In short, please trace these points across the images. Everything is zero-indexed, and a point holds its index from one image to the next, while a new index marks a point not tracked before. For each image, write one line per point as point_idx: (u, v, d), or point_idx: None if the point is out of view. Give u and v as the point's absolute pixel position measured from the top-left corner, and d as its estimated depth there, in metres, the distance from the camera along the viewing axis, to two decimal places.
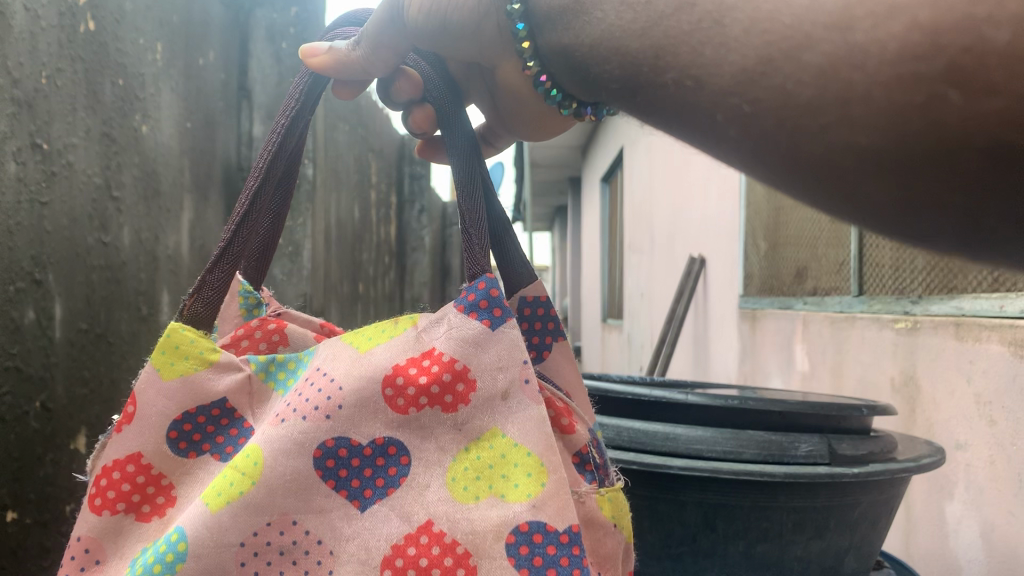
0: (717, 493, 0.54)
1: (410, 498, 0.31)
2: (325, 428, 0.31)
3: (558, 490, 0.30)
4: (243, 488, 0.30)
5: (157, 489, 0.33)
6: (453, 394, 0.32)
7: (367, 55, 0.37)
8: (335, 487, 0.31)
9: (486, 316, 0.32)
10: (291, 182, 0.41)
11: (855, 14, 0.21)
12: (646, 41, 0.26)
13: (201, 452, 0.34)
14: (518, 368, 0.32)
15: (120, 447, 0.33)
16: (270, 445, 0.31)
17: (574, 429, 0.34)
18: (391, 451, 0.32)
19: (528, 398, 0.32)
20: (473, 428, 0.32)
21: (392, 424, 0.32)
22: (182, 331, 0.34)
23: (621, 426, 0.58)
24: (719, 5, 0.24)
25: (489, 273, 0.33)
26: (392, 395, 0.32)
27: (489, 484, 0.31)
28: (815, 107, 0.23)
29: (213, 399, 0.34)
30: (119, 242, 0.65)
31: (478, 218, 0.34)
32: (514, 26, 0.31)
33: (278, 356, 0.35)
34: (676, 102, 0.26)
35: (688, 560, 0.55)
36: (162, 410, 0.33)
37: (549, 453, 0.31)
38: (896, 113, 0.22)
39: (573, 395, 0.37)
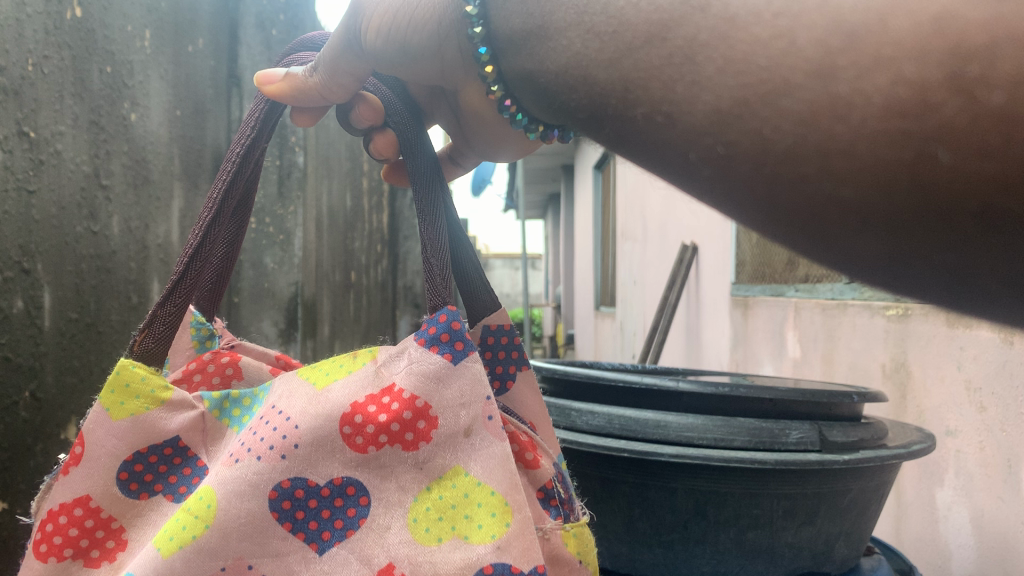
0: (709, 480, 0.53)
1: (370, 541, 0.30)
2: (281, 467, 0.31)
3: (522, 530, 0.30)
4: (196, 532, 0.29)
5: (106, 532, 0.33)
6: (414, 431, 0.31)
7: (324, 80, 0.36)
8: (292, 530, 0.31)
9: (447, 350, 0.32)
10: (246, 211, 0.40)
11: (837, 63, 0.19)
12: (615, 74, 0.24)
13: (153, 493, 0.33)
14: (480, 405, 0.31)
15: (67, 491, 0.32)
16: (223, 487, 0.30)
17: (539, 464, 0.33)
18: (350, 492, 0.31)
19: (491, 435, 0.31)
20: (435, 467, 0.31)
21: (350, 462, 0.31)
22: (132, 368, 0.33)
23: (612, 414, 0.57)
24: (692, 40, 0.22)
25: (450, 306, 0.33)
26: (351, 433, 0.31)
27: (452, 525, 0.30)
28: (795, 156, 0.21)
29: (165, 438, 0.33)
30: (108, 231, 0.62)
31: (439, 247, 0.33)
32: (475, 50, 0.29)
33: (232, 392, 0.35)
34: (650, 141, 0.24)
35: (679, 546, 0.55)
36: (111, 450, 0.33)
37: (513, 492, 0.30)
38: (878, 170, 0.20)
39: (537, 426, 0.37)
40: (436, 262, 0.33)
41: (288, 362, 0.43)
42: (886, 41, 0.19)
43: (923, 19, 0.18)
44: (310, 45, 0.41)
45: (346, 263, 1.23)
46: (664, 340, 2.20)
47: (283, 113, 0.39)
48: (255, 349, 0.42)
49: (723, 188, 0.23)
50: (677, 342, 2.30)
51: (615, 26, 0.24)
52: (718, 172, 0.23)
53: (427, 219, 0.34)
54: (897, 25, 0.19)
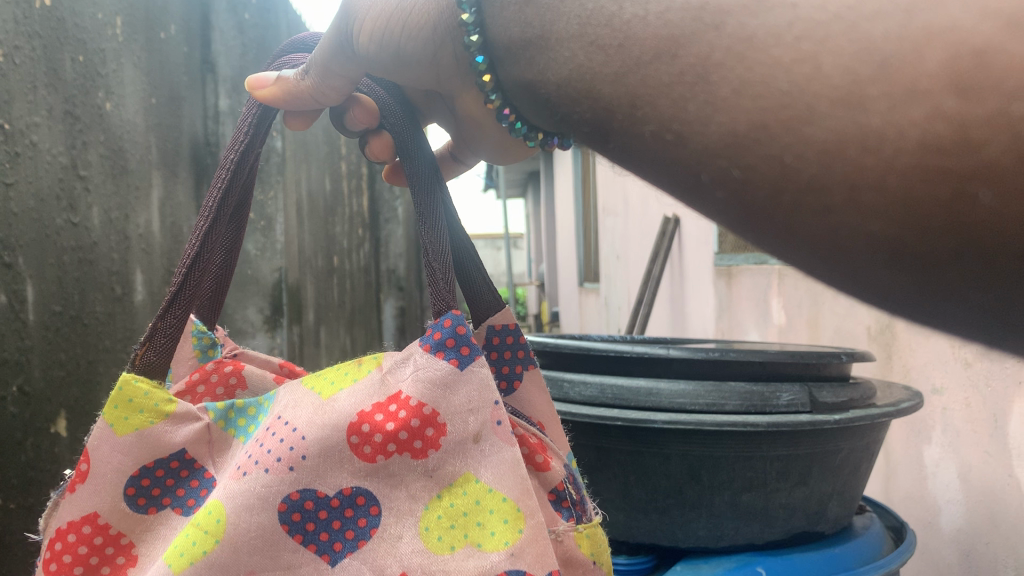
0: (701, 444, 0.53)
1: (383, 550, 0.30)
2: (289, 480, 0.30)
3: (536, 535, 0.30)
4: (206, 547, 0.29)
5: (116, 549, 0.32)
6: (422, 439, 0.31)
7: (316, 84, 0.36)
8: (303, 542, 0.31)
9: (453, 356, 0.31)
10: (243, 214, 0.40)
11: (868, 93, 0.20)
12: (620, 91, 0.25)
13: (161, 507, 0.33)
14: (489, 410, 0.31)
15: (74, 509, 0.32)
16: (233, 501, 0.30)
17: (549, 466, 0.34)
18: (360, 502, 0.31)
19: (500, 439, 0.31)
20: (445, 475, 0.31)
21: (359, 472, 0.31)
22: (135, 384, 0.33)
23: (605, 383, 0.57)
24: (706, 59, 0.22)
25: (455, 310, 0.32)
26: (359, 443, 0.31)
27: (464, 533, 0.30)
28: (820, 185, 0.22)
29: (171, 451, 0.33)
30: (89, 222, 0.61)
31: (440, 249, 0.33)
32: (473, 58, 0.30)
33: (236, 402, 0.35)
34: (656, 155, 0.25)
35: (675, 510, 0.55)
36: (117, 466, 0.33)
37: (525, 497, 0.30)
38: (911, 204, 0.20)
39: (545, 425, 0.37)
40: (439, 266, 0.33)
41: (291, 369, 0.43)
42: (921, 74, 0.19)
43: (963, 52, 0.18)
44: (301, 45, 0.41)
45: (329, 248, 1.22)
46: (649, 312, 2.19)
47: (277, 116, 0.39)
48: (258, 356, 0.42)
49: (739, 212, 0.24)
50: (662, 313, 2.30)
51: (623, 41, 0.24)
52: (732, 196, 0.24)
53: (425, 222, 0.33)
54: (931, 57, 0.19)
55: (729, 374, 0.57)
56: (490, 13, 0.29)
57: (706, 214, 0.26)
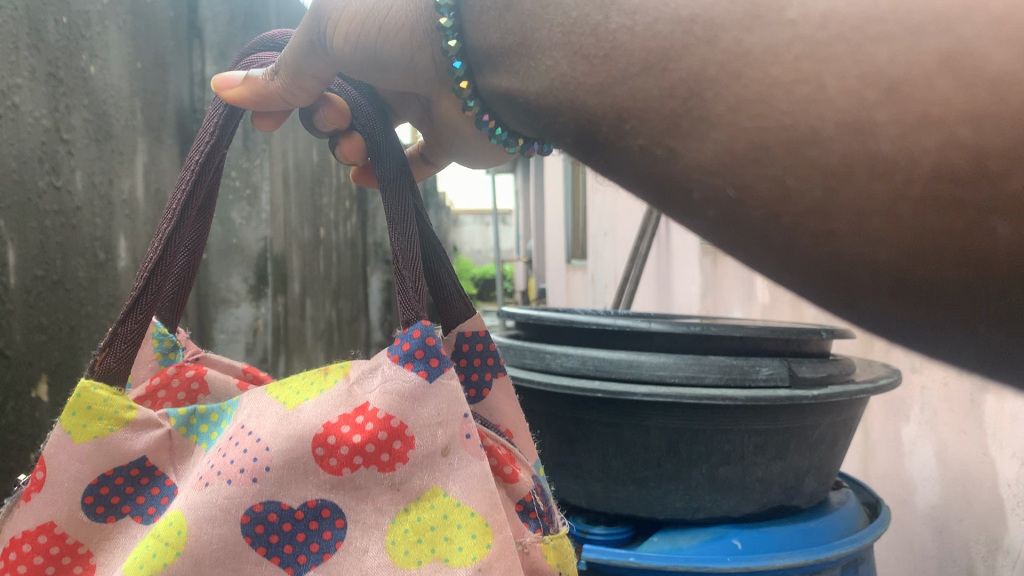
0: (681, 417, 0.52)
1: (348, 564, 0.29)
2: (252, 491, 0.29)
3: (504, 551, 0.29)
4: (166, 560, 0.28)
5: (74, 558, 0.31)
6: (390, 452, 0.30)
7: (287, 84, 0.34)
8: (266, 554, 0.29)
9: (422, 367, 0.30)
10: (211, 206, 0.38)
11: (876, 120, 0.19)
12: (605, 100, 0.24)
13: (120, 515, 0.32)
14: (458, 423, 0.30)
15: (30, 517, 0.31)
16: (194, 512, 0.29)
17: (517, 477, 0.33)
18: (325, 514, 0.30)
19: (470, 453, 0.30)
20: (412, 488, 0.30)
21: (324, 485, 0.30)
22: (94, 391, 0.31)
23: (586, 355, 0.56)
24: (698, 74, 0.21)
25: (423, 319, 0.31)
26: (324, 455, 0.30)
27: (432, 547, 0.29)
28: (820, 208, 0.21)
29: (131, 459, 0.32)
30: (71, 185, 0.59)
31: (412, 257, 0.31)
32: (450, 63, 0.29)
33: (198, 408, 0.34)
34: (645, 169, 0.24)
35: (654, 483, 0.54)
36: (75, 474, 0.31)
37: (494, 511, 0.29)
38: (921, 234, 0.20)
39: (515, 434, 0.36)
40: (407, 273, 0.31)
41: (255, 374, 0.42)
42: (934, 99, 0.19)
43: (980, 82, 0.18)
44: (271, 43, 0.39)
45: (316, 219, 1.20)
46: (634, 290, 2.19)
47: (242, 117, 0.37)
48: (220, 360, 0.41)
49: (729, 232, 0.23)
50: (649, 287, 2.30)
51: (614, 48, 0.23)
52: (725, 215, 0.22)
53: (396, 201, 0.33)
54: (942, 85, 0.19)
55: (710, 349, 0.56)
56: (470, 17, 0.28)
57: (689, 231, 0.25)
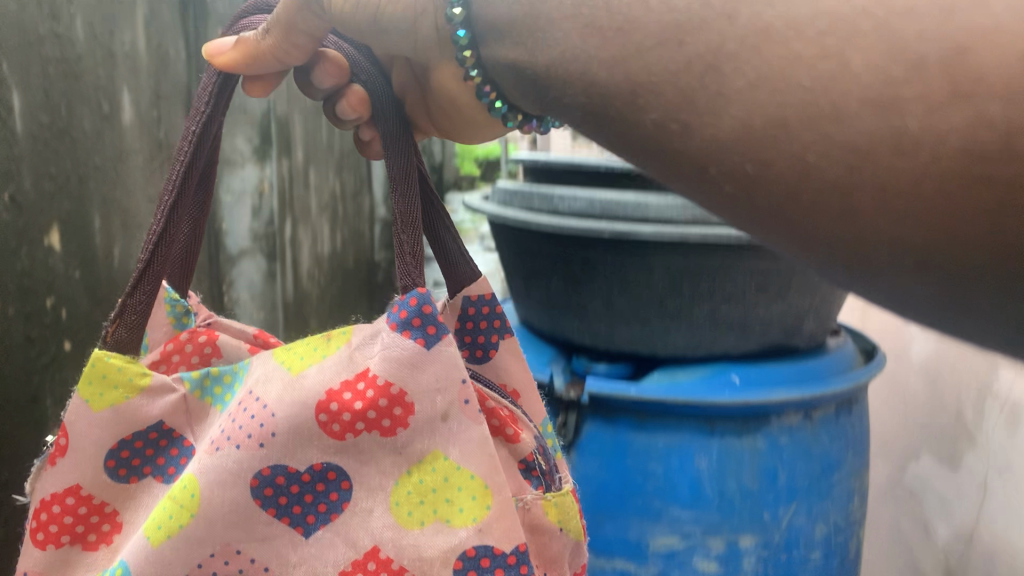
0: (685, 254, 0.60)
1: (355, 523, 0.31)
2: (259, 455, 0.31)
3: (504, 511, 0.31)
4: (183, 521, 0.30)
5: (102, 516, 0.34)
6: (391, 418, 0.31)
7: (280, 41, 0.35)
8: (277, 515, 0.31)
9: (419, 335, 0.31)
10: (210, 181, 0.39)
11: (903, 96, 0.21)
12: (620, 74, 0.26)
13: (142, 475, 0.34)
14: (457, 389, 0.31)
15: (57, 481, 0.33)
16: (205, 476, 0.31)
17: (519, 438, 0.34)
18: (331, 477, 0.32)
19: (468, 418, 0.31)
20: (413, 452, 0.31)
21: (329, 449, 0.31)
22: (107, 360, 0.33)
23: (594, 198, 0.64)
24: (716, 48, 0.23)
25: (421, 286, 0.31)
26: (327, 421, 0.31)
27: (434, 508, 0.31)
28: (844, 185, 0.22)
29: (148, 425, 0.33)
30: (72, 32, 0.46)
31: (412, 222, 0.32)
32: (454, 31, 0.31)
33: (212, 369, 0.34)
34: (654, 144, 0.25)
35: (656, 318, 0.64)
36: (96, 441, 0.33)
37: (493, 474, 0.31)
38: (946, 212, 0.22)
39: (523, 392, 0.38)
40: (408, 233, 0.31)
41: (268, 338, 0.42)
42: (970, 71, 0.21)
43: (1011, 54, 0.20)
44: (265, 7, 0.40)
45: None
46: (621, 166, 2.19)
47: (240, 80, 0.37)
48: (234, 324, 0.41)
49: (746, 216, 0.25)
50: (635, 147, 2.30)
51: (636, 28, 0.25)
52: (741, 191, 0.24)
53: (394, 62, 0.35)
54: (982, 57, 0.20)
55: None
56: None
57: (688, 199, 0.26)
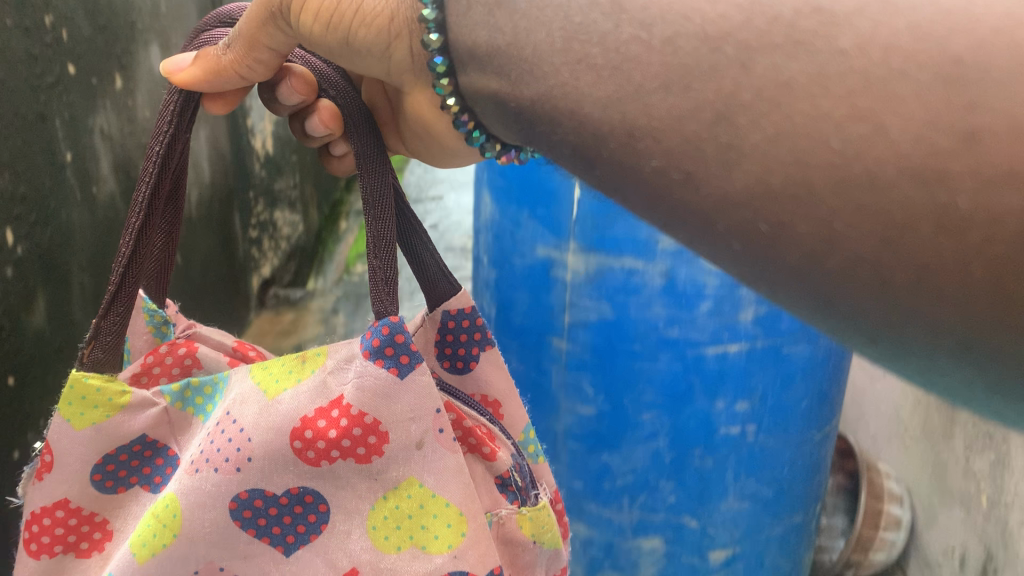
0: None
1: (334, 545, 0.32)
2: (236, 480, 0.31)
3: (479, 537, 0.31)
4: (165, 540, 0.31)
5: (92, 526, 0.34)
6: (365, 446, 0.31)
7: (241, 57, 0.34)
8: (257, 535, 0.32)
9: (392, 364, 0.30)
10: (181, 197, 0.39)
11: (952, 172, 0.20)
12: (615, 116, 0.26)
13: (129, 485, 0.34)
14: (431, 418, 0.31)
15: (45, 496, 0.33)
16: (186, 498, 0.31)
17: (496, 456, 0.34)
18: (308, 500, 0.31)
19: (443, 446, 0.31)
20: (389, 478, 0.31)
21: (304, 474, 0.31)
22: (86, 381, 0.33)
23: None
24: (731, 97, 0.23)
25: (394, 315, 0.30)
26: (302, 448, 0.31)
27: (410, 534, 0.31)
28: (862, 261, 0.22)
29: (131, 438, 0.34)
30: None
31: (388, 245, 0.31)
32: (433, 59, 0.31)
33: (191, 382, 0.34)
34: (645, 183, 0.26)
35: None
36: (81, 456, 0.33)
37: (468, 502, 0.31)
38: (994, 294, 0.21)
39: (504, 401, 0.38)
40: (382, 259, 0.31)
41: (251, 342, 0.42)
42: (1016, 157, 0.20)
43: None
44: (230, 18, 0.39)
45: None
46: None
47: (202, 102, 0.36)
48: (212, 336, 0.40)
49: (764, 270, 0.25)
50: None
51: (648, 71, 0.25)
52: (753, 249, 0.24)
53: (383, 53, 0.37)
54: None
55: None
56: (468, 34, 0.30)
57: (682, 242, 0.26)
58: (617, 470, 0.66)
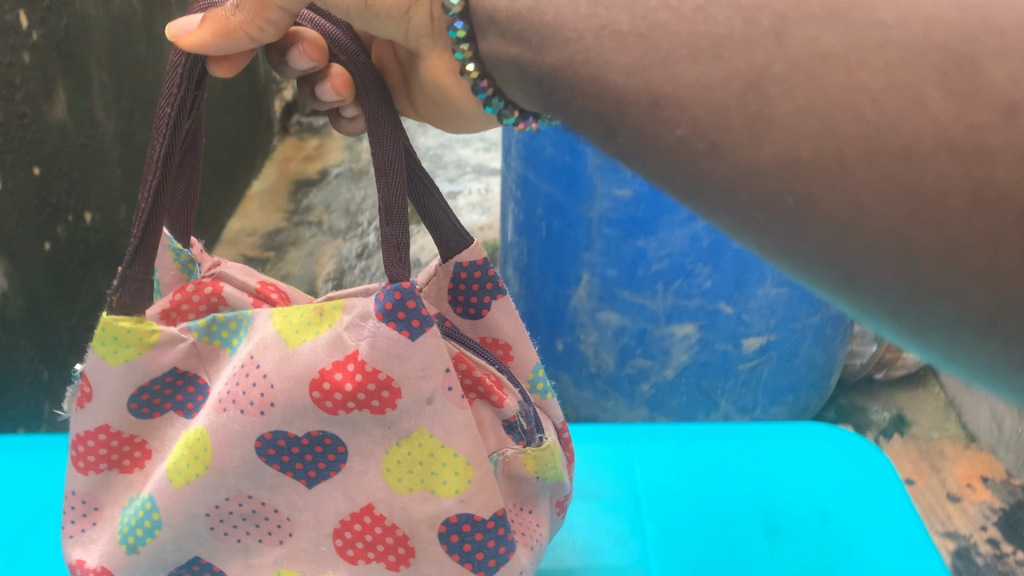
0: None
1: (353, 480, 0.35)
2: (260, 421, 0.34)
3: (484, 483, 0.34)
4: (198, 471, 0.35)
5: (133, 446, 0.38)
6: (380, 400, 0.33)
7: (250, 18, 0.34)
8: (281, 469, 0.35)
9: (404, 327, 0.32)
10: (194, 155, 0.39)
11: (994, 145, 0.21)
12: (640, 83, 0.27)
13: (164, 411, 0.38)
14: (441, 376, 0.33)
15: (88, 420, 0.37)
16: (215, 436, 0.34)
17: (503, 404, 0.36)
18: (327, 442, 0.35)
19: (452, 402, 0.33)
20: (401, 428, 0.34)
21: (323, 421, 0.34)
22: (117, 323, 0.35)
23: None
24: (762, 68, 0.24)
25: (406, 279, 0.32)
26: (320, 398, 0.33)
27: (421, 478, 0.34)
28: (889, 232, 0.23)
29: (164, 371, 0.36)
30: None
31: (399, 211, 0.32)
32: (453, 23, 0.32)
33: (216, 319, 0.36)
34: (678, 158, 0.27)
35: None
36: (117, 388, 0.36)
37: (474, 453, 0.34)
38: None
39: (513, 345, 0.39)
40: (394, 227, 0.32)
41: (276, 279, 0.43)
42: None
43: None
44: None
45: None
46: None
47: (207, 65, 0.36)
48: (237, 276, 0.41)
49: (789, 243, 0.25)
50: None
51: (686, 42, 0.26)
52: (780, 217, 0.25)
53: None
54: None
55: None
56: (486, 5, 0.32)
57: (704, 214, 0.27)
58: (652, 255, 0.72)
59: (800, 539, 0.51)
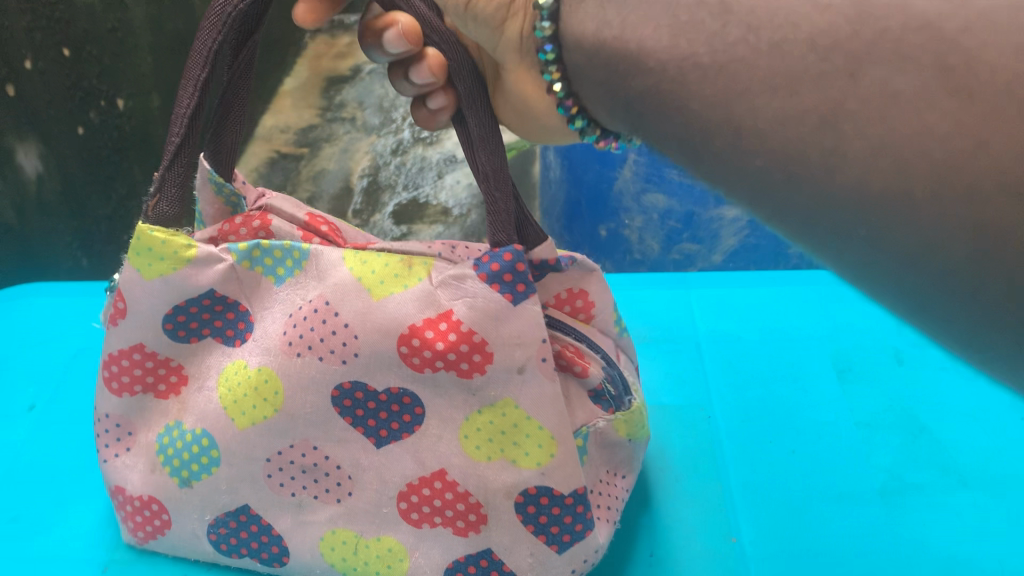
0: None
1: (427, 445, 0.37)
2: (340, 370, 0.37)
3: (565, 460, 0.36)
4: (266, 413, 0.38)
5: (168, 370, 0.40)
6: (469, 363, 0.35)
7: None
8: (353, 423, 0.38)
9: (509, 290, 0.34)
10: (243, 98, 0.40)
11: None
12: (722, 114, 0.27)
13: (201, 336, 0.40)
14: (536, 346, 0.35)
15: (123, 339, 0.40)
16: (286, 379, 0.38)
17: (587, 373, 0.37)
18: (405, 401, 0.37)
19: (541, 373, 0.35)
20: (486, 395, 0.36)
21: (405, 378, 0.36)
22: (150, 234, 0.38)
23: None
24: (837, 106, 0.24)
25: (516, 244, 0.34)
26: (408, 354, 0.36)
27: (501, 448, 0.36)
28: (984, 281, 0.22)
29: (200, 294, 0.38)
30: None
31: (503, 179, 0.34)
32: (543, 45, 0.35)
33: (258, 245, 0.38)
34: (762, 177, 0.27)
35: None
36: (154, 307, 0.39)
37: (560, 428, 0.35)
38: None
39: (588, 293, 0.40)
40: (500, 194, 0.34)
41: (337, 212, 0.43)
42: None
43: None
44: None
45: None
46: None
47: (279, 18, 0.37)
48: (285, 208, 0.42)
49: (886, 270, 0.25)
50: None
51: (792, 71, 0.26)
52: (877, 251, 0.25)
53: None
54: None
55: None
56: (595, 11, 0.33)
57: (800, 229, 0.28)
58: None
59: (870, 380, 0.57)
